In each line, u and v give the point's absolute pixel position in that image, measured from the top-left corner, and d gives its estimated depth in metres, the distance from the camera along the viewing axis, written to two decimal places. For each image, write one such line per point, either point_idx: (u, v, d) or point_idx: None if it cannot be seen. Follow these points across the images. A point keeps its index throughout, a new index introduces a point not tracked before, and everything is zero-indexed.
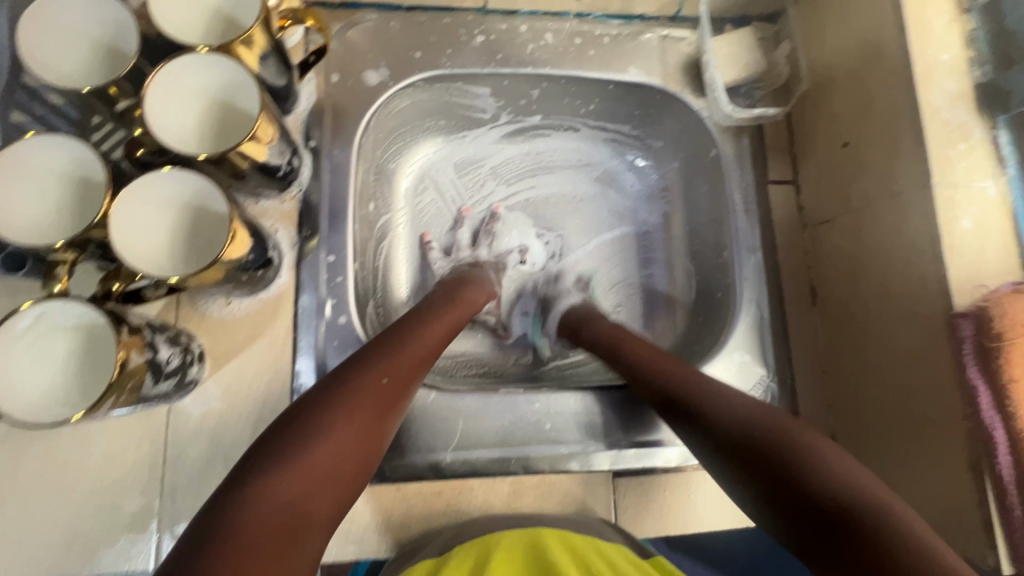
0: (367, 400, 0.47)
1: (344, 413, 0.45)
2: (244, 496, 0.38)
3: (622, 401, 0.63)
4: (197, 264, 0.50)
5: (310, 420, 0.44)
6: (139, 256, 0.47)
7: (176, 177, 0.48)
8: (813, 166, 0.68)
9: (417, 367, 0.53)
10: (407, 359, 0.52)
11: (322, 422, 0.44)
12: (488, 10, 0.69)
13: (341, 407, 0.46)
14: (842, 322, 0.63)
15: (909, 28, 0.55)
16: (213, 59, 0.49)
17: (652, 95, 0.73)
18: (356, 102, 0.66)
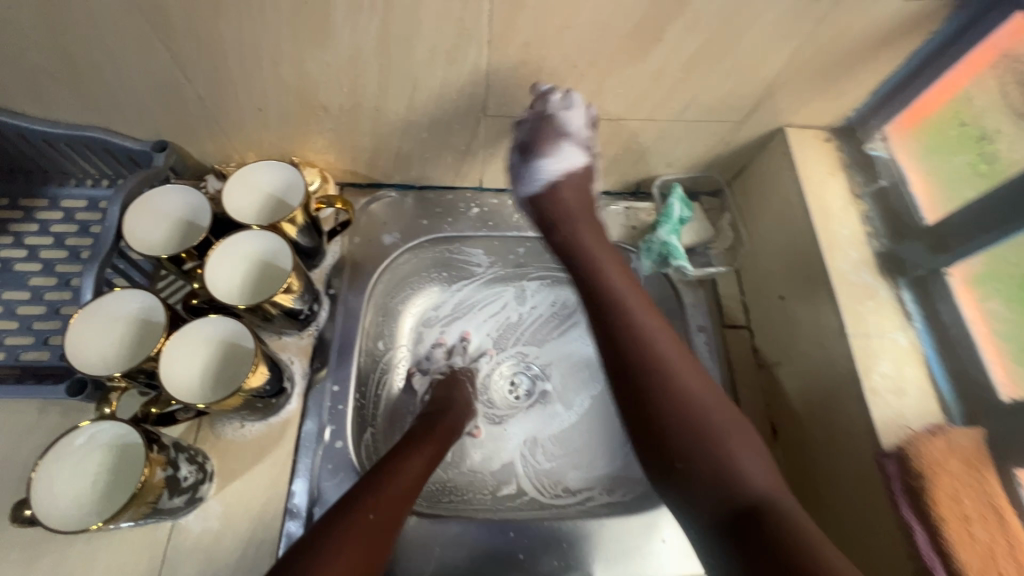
0: (368, 528, 0.54)
1: (357, 529, 0.54)
2: None
3: (590, 533, 0.66)
4: (225, 389, 0.61)
5: (314, 549, 0.51)
6: (178, 383, 0.59)
7: (218, 323, 0.60)
8: (760, 314, 0.78)
9: (408, 493, 0.60)
10: (402, 487, 0.60)
11: (331, 545, 0.51)
12: (482, 188, 0.86)
13: (347, 533, 0.53)
14: (800, 456, 0.68)
15: (812, 209, 0.69)
16: (263, 234, 0.64)
17: (620, 253, 0.87)
18: (372, 258, 0.81)
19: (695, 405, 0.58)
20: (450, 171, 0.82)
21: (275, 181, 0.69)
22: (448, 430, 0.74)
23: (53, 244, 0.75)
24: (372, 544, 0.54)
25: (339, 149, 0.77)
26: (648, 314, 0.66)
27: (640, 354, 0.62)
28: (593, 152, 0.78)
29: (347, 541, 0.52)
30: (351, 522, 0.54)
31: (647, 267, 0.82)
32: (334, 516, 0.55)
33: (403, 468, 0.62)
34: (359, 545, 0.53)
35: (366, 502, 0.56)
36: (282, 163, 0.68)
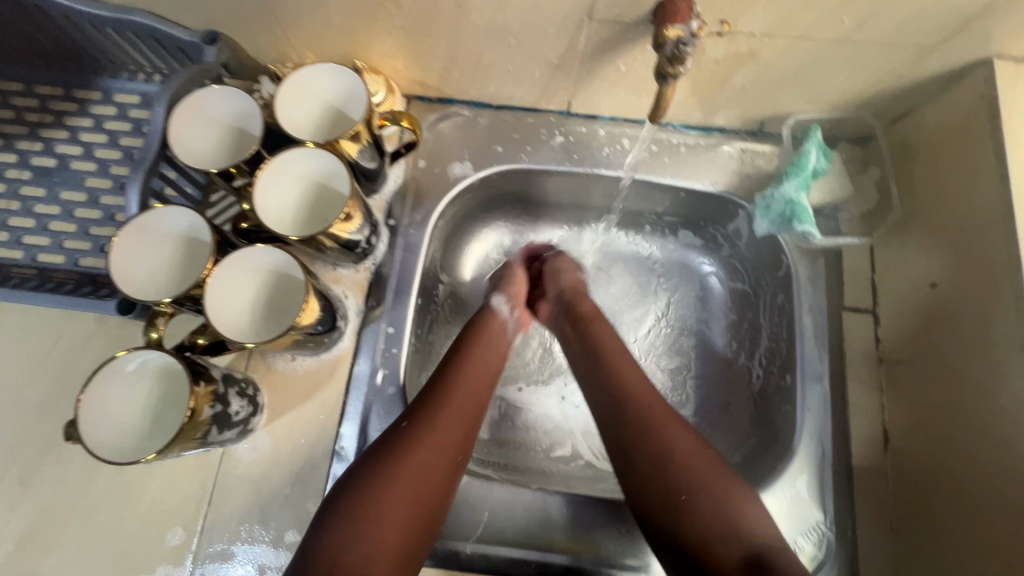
0: (418, 472, 0.53)
1: (401, 472, 0.52)
2: (319, 548, 0.48)
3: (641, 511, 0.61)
4: (274, 326, 0.55)
5: (364, 488, 0.51)
6: (229, 314, 0.53)
7: (262, 254, 0.54)
8: (895, 300, 0.64)
9: (465, 411, 0.59)
10: (440, 452, 0.55)
11: (385, 481, 0.51)
12: (570, 113, 0.73)
13: (391, 479, 0.51)
14: (921, 477, 0.58)
15: (1011, 180, 0.52)
16: (317, 152, 0.56)
17: (724, 206, 0.73)
18: (437, 187, 0.71)
19: (672, 447, 0.56)
20: (535, 90, 0.69)
21: (335, 88, 0.60)
22: (483, 366, 0.64)
23: (108, 142, 0.71)
24: (415, 518, 0.51)
25: (408, 52, 0.65)
26: (724, 474, 0.55)
27: (677, 485, 0.54)
28: (718, 76, 0.62)
29: (382, 515, 0.50)
30: (401, 467, 0.52)
31: (761, 229, 0.68)
32: (385, 451, 0.53)
33: (438, 426, 0.56)
34: (400, 516, 0.50)
35: (417, 437, 0.54)
36: (342, 66, 0.59)
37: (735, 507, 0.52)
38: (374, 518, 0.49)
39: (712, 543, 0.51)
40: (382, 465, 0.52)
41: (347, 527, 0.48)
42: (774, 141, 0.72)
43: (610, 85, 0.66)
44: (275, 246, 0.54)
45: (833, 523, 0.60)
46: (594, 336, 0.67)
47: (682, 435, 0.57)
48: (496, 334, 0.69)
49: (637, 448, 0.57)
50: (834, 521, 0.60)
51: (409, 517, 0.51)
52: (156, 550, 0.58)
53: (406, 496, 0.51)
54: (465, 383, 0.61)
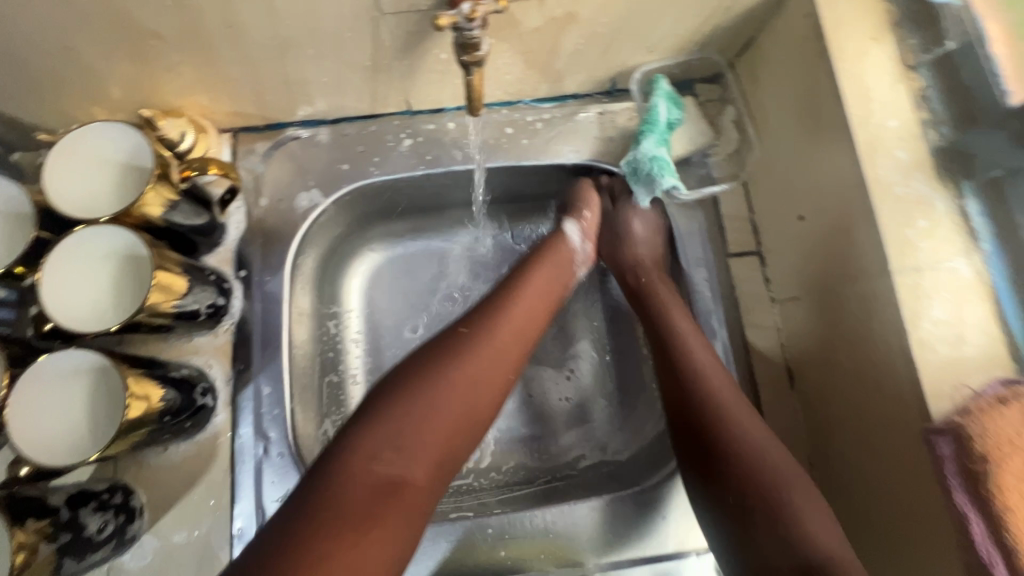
0: (461, 388, 0.47)
1: (449, 388, 0.47)
2: (319, 485, 0.42)
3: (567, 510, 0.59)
4: (100, 429, 0.47)
5: (387, 411, 0.45)
6: (47, 445, 0.46)
7: (58, 361, 0.47)
8: (774, 236, 0.63)
9: (519, 332, 0.53)
10: (485, 387, 0.49)
11: (408, 401, 0.46)
12: (413, 112, 0.67)
13: (417, 394, 0.46)
14: (822, 412, 0.57)
15: (847, 97, 0.50)
16: (98, 230, 0.49)
17: (596, 174, 0.70)
18: (286, 223, 0.65)
19: (706, 375, 0.53)
20: (364, 97, 0.63)
21: (114, 147, 0.52)
22: (547, 283, 0.58)
23: None
24: (443, 441, 0.46)
25: (207, 86, 0.58)
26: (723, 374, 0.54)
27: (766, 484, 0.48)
28: (546, 45, 0.58)
29: (414, 451, 0.44)
30: (437, 378, 0.47)
31: (643, 197, 0.65)
32: (398, 373, 0.48)
33: (494, 335, 0.51)
34: (426, 444, 0.45)
35: (467, 347, 0.49)
36: (113, 121, 0.52)
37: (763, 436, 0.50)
38: (408, 439, 0.44)
39: (740, 477, 0.48)
40: (401, 380, 0.47)
41: (373, 440, 0.43)
42: (630, 97, 0.69)
43: (439, 76, 0.61)
44: (70, 349, 0.47)
45: None
46: (617, 253, 0.65)
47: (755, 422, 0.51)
48: (560, 263, 0.60)
49: (698, 361, 0.54)
50: None
51: (437, 444, 0.45)
52: None
53: (447, 415, 0.46)
54: (521, 310, 0.54)
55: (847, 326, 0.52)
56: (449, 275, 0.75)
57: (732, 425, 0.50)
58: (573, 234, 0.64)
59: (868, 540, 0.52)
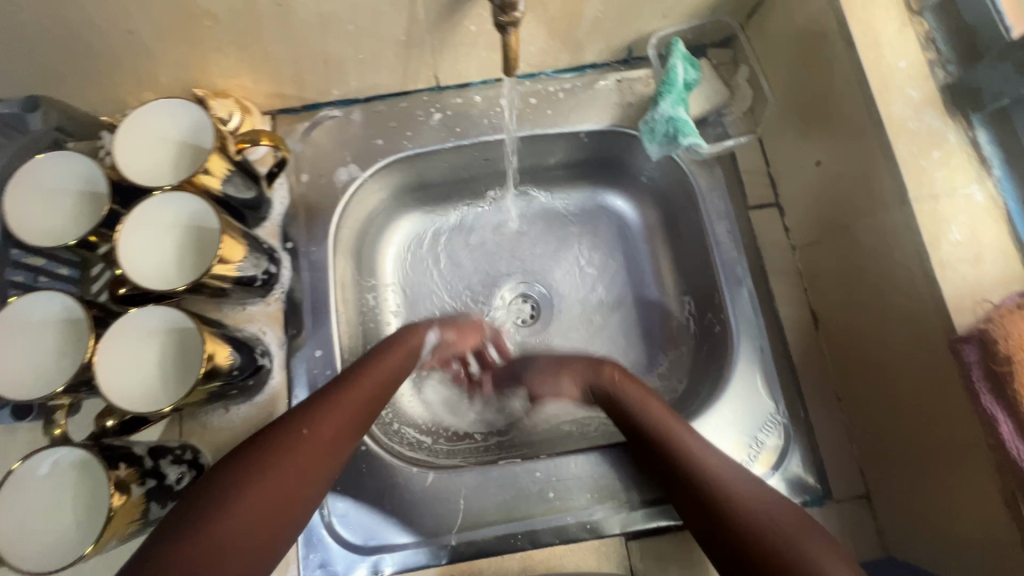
0: (289, 457, 0.48)
1: (267, 461, 0.47)
2: (202, 506, 0.43)
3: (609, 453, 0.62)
4: (178, 385, 0.51)
5: (213, 489, 0.44)
6: (132, 399, 0.50)
7: (145, 315, 0.51)
8: (792, 186, 0.66)
9: (348, 422, 0.54)
10: (320, 431, 0.51)
11: (231, 477, 0.46)
12: (441, 87, 0.71)
13: (255, 458, 0.47)
14: (847, 347, 0.61)
15: (858, 42, 0.53)
16: (168, 198, 0.53)
17: (616, 139, 0.73)
18: (327, 197, 0.68)
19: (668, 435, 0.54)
20: (396, 73, 0.66)
21: (176, 123, 0.56)
22: (375, 380, 0.58)
23: None
24: (282, 486, 0.47)
25: (252, 66, 0.61)
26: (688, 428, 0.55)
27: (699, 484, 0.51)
28: (568, 14, 0.61)
29: (231, 521, 0.43)
30: (276, 455, 0.48)
31: (654, 153, 0.68)
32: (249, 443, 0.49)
33: (323, 420, 0.52)
34: (255, 499, 0.45)
35: (300, 418, 0.51)
36: (173, 98, 0.55)
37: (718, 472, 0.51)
38: (239, 485, 0.45)
39: (719, 505, 0.48)
40: (250, 448, 0.48)
41: (227, 519, 0.43)
42: (646, 64, 0.72)
43: (468, 49, 0.64)
44: (152, 306, 0.51)
45: (786, 410, 0.62)
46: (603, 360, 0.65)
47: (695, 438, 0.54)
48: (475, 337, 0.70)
49: (665, 436, 0.55)
50: (786, 410, 0.62)
51: (267, 496, 0.46)
52: None
53: (288, 468, 0.48)
54: (349, 396, 0.55)
55: (870, 259, 0.55)
56: (483, 249, 0.80)
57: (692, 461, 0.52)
58: (431, 341, 0.68)
59: (901, 461, 0.55)
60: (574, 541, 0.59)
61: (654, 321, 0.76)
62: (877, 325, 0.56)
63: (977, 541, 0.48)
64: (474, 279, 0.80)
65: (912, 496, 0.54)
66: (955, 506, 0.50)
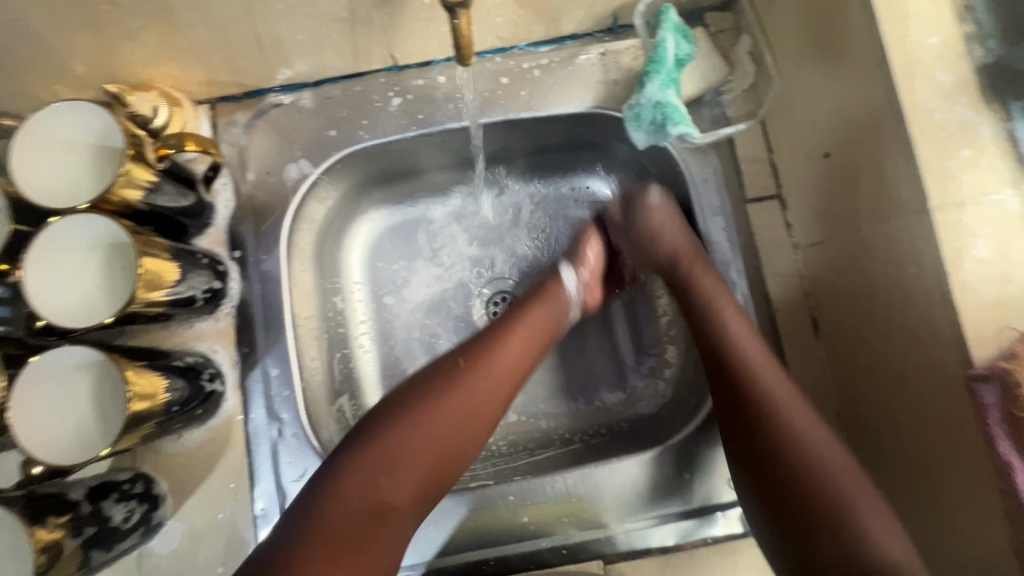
0: (451, 418, 0.49)
1: (422, 420, 0.48)
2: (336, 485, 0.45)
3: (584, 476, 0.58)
4: (109, 428, 0.46)
5: (355, 452, 0.46)
6: (61, 447, 0.45)
7: (56, 357, 0.46)
8: (796, 179, 0.58)
9: (506, 373, 0.53)
10: (477, 386, 0.51)
11: (383, 437, 0.47)
12: (400, 67, 0.62)
13: (405, 420, 0.47)
14: (849, 361, 0.55)
15: (881, 13, 0.44)
16: (73, 220, 0.47)
17: (600, 122, 0.65)
18: (276, 198, 0.62)
19: (741, 365, 0.50)
20: (345, 54, 0.58)
21: (86, 127, 0.49)
22: (545, 316, 0.59)
23: None
24: (422, 456, 0.47)
25: (175, 52, 0.54)
26: (758, 345, 0.51)
27: (748, 395, 0.48)
28: None
29: (383, 482, 0.45)
30: (430, 411, 0.48)
31: (640, 142, 0.60)
32: (394, 405, 0.49)
33: (489, 373, 0.52)
34: (412, 462, 0.46)
35: (452, 377, 0.50)
36: (79, 101, 0.48)
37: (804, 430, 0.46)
38: (384, 461, 0.46)
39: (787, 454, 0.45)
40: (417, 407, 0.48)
41: (359, 474, 0.45)
42: (634, 34, 0.63)
43: (424, 24, 0.56)
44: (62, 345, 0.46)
45: None
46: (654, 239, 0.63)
47: (753, 341, 0.52)
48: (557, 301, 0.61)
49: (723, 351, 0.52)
50: None
51: (422, 462, 0.47)
52: None
53: (446, 424, 0.48)
54: (516, 336, 0.56)
55: (880, 269, 0.49)
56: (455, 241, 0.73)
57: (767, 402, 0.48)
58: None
59: (900, 487, 0.51)
60: (547, 566, 0.56)
61: (643, 320, 0.70)
62: (886, 343, 0.50)
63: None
64: (445, 274, 0.72)
65: (911, 524, 0.50)
66: (954, 543, 0.46)
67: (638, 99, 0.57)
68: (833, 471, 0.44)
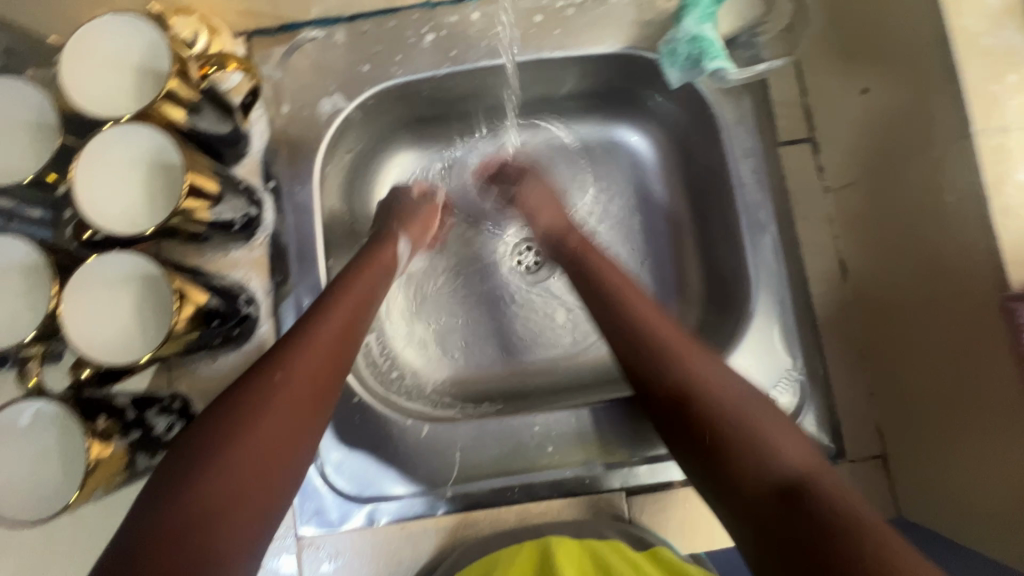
0: (296, 388, 0.44)
1: (277, 397, 0.43)
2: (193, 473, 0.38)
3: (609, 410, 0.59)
4: (151, 331, 0.48)
5: (196, 444, 0.39)
6: (110, 349, 0.47)
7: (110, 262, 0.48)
8: (831, 120, 0.58)
9: (342, 346, 0.50)
10: (304, 359, 0.46)
11: (243, 417, 0.41)
12: (435, 4, 0.63)
13: (266, 393, 0.42)
14: (878, 301, 0.55)
15: None
16: (121, 131, 0.48)
17: (632, 63, 0.64)
18: (309, 131, 0.62)
19: (671, 405, 0.45)
20: None
21: (132, 43, 0.50)
22: (356, 299, 0.54)
23: None
24: (285, 430, 0.42)
25: None
26: (702, 357, 0.47)
27: (700, 423, 0.43)
28: None
29: (233, 472, 0.38)
30: (274, 383, 0.43)
31: (675, 80, 0.61)
32: (252, 386, 0.43)
33: (310, 345, 0.47)
34: (270, 428, 0.41)
35: (289, 345, 0.46)
36: (128, 15, 0.49)
37: (768, 446, 0.40)
38: (235, 428, 0.40)
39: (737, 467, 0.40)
40: (261, 381, 0.43)
41: (217, 468, 0.38)
42: None
43: None
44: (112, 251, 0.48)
45: (803, 367, 0.58)
46: (588, 259, 0.59)
47: (667, 326, 0.50)
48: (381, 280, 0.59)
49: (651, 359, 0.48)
50: (803, 365, 0.58)
51: (279, 430, 0.42)
52: None
53: (278, 407, 0.42)
54: (337, 317, 0.51)
55: (914, 202, 0.49)
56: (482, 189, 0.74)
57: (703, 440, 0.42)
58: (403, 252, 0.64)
59: (926, 423, 0.52)
60: (572, 495, 0.58)
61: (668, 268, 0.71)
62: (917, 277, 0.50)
63: (989, 507, 0.46)
64: (472, 221, 0.74)
65: (934, 458, 0.51)
66: (980, 472, 0.47)
67: (674, 35, 0.58)
68: (841, 503, 0.37)
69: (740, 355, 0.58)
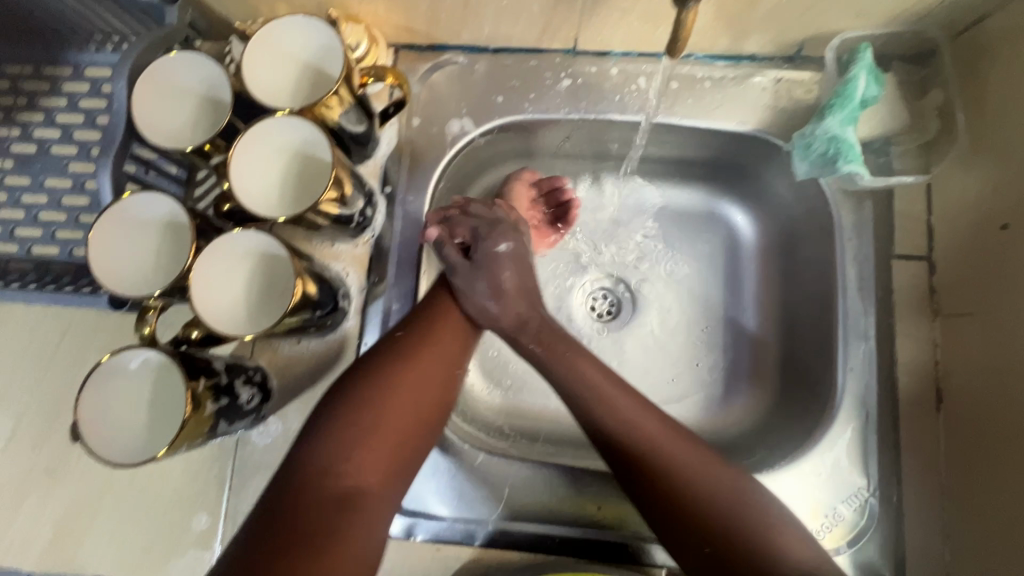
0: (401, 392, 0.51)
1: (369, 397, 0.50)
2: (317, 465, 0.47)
3: None
4: (268, 310, 0.51)
5: (318, 432, 0.49)
6: (230, 319, 0.50)
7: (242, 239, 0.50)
8: (956, 245, 0.57)
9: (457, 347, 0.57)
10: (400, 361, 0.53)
11: (355, 424, 0.49)
12: (577, 52, 0.64)
13: (367, 391, 0.51)
14: (975, 441, 0.53)
15: None
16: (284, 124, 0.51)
17: (756, 145, 0.65)
18: (433, 146, 0.65)
19: (643, 458, 0.50)
20: (536, 27, 0.61)
21: (306, 42, 0.53)
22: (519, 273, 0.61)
23: (68, 107, 0.65)
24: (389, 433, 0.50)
25: None
26: (652, 419, 0.52)
27: (680, 493, 0.49)
28: None
29: (361, 469, 0.48)
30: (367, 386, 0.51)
31: (800, 171, 0.62)
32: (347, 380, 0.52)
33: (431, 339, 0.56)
34: (378, 437, 0.49)
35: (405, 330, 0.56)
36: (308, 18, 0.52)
37: (758, 533, 0.47)
38: (361, 431, 0.49)
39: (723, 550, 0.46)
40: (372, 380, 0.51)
41: (337, 451, 0.48)
42: (815, 67, 0.63)
43: (621, 15, 0.58)
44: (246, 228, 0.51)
45: (877, 490, 0.56)
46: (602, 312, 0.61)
47: (646, 415, 0.53)
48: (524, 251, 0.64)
49: (608, 432, 0.52)
50: (877, 488, 0.56)
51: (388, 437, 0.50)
52: (184, 535, 0.58)
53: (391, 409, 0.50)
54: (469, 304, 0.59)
55: None
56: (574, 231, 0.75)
57: (700, 509, 0.48)
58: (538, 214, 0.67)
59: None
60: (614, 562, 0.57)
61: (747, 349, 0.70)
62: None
63: None
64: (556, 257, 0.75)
65: None
66: None
67: (813, 130, 0.59)
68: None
69: (812, 461, 0.56)
